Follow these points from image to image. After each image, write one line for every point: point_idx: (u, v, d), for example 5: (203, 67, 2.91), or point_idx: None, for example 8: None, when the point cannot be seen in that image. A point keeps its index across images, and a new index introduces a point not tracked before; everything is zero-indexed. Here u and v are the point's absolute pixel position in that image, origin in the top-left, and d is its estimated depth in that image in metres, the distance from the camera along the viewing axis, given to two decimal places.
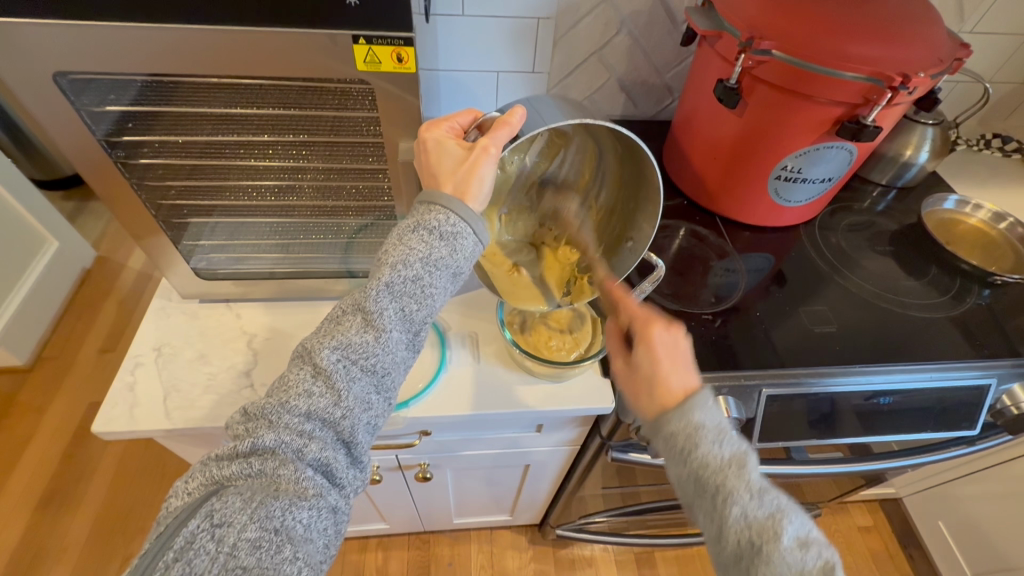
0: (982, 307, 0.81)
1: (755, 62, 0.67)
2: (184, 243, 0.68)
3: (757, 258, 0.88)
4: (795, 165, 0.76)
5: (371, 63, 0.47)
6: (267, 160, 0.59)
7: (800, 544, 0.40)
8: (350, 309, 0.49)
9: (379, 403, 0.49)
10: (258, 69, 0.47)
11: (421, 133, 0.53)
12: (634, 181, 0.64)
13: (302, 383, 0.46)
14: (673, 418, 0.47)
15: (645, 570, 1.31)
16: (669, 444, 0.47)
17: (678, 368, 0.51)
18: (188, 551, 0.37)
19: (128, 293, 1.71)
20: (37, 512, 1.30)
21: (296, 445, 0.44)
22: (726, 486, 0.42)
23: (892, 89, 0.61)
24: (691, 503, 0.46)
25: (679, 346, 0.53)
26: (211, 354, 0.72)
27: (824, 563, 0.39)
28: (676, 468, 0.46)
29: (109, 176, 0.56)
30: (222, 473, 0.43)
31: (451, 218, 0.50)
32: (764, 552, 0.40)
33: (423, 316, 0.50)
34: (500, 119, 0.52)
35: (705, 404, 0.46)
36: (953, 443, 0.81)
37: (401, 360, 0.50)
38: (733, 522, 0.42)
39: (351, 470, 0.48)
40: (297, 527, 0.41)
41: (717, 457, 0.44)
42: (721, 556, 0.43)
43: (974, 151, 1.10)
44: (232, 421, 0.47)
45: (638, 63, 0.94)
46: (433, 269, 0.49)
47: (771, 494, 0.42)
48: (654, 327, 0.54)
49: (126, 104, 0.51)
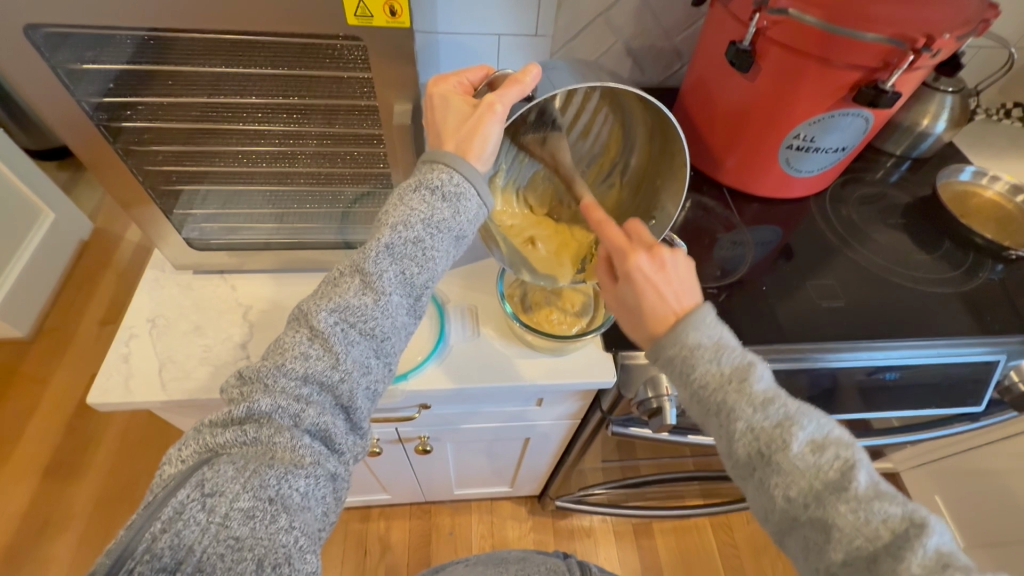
0: (994, 282, 0.79)
1: (770, 23, 0.64)
2: (176, 213, 0.66)
3: (764, 231, 0.86)
4: (808, 133, 0.73)
5: (363, 18, 0.44)
6: (257, 123, 0.56)
7: (811, 446, 0.41)
8: (347, 271, 0.47)
9: (378, 367, 0.48)
10: (246, 25, 0.44)
11: (428, 87, 0.52)
12: (663, 156, 0.62)
13: (298, 346, 0.45)
14: (667, 342, 0.47)
15: (642, 540, 1.33)
16: (671, 367, 0.47)
17: (667, 291, 0.49)
18: (177, 522, 0.36)
19: (126, 266, 1.69)
20: (43, 481, 1.32)
21: (293, 410, 0.43)
22: (728, 402, 0.43)
23: (915, 51, 0.58)
24: (701, 421, 0.47)
25: (665, 270, 0.50)
26: (207, 326, 0.71)
27: (840, 461, 0.40)
28: (681, 390, 0.47)
29: (92, 141, 0.53)
30: (216, 440, 0.42)
31: (455, 176, 0.48)
32: (773, 460, 0.41)
33: (423, 280, 0.49)
34: (511, 78, 0.50)
35: (702, 322, 0.46)
36: (957, 419, 0.80)
37: (401, 326, 0.49)
38: (742, 435, 0.43)
39: (350, 436, 0.47)
40: (294, 496, 0.40)
41: (716, 373, 0.44)
42: (736, 468, 0.45)
43: (992, 121, 1.06)
44: (227, 384, 0.46)
45: (646, 26, 0.90)
46: (435, 231, 0.47)
47: (777, 404, 0.43)
48: (637, 256, 0.51)
49: (106, 62, 0.49)
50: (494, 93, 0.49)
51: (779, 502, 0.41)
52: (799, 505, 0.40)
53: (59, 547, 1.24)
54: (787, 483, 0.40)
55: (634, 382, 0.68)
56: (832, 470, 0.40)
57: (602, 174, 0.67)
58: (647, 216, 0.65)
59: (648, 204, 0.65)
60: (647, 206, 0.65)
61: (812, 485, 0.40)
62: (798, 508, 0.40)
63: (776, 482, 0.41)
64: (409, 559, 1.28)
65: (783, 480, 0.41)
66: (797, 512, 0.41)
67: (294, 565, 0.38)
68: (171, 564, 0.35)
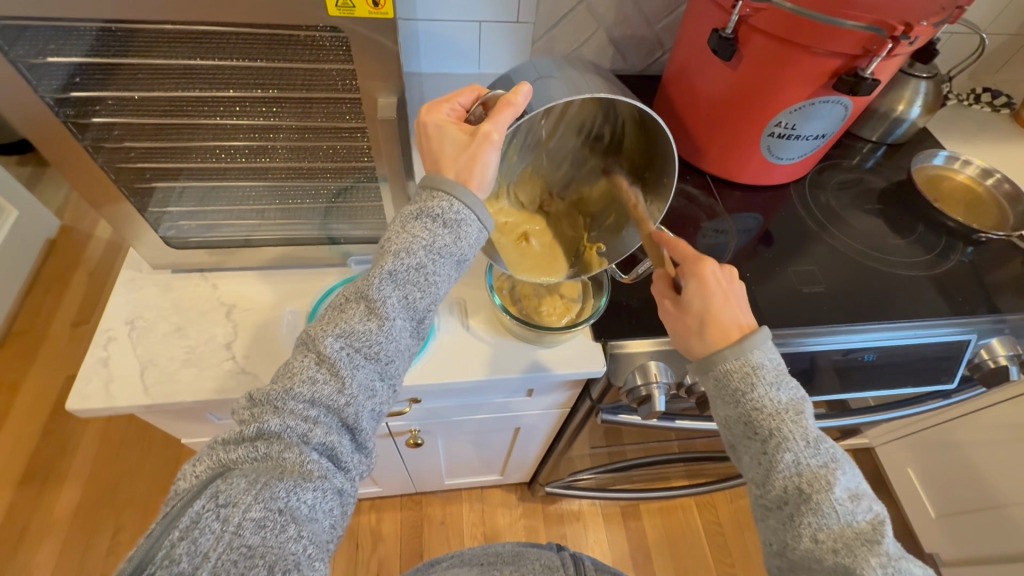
0: (965, 264, 0.82)
1: (753, 10, 0.64)
2: (151, 210, 0.64)
3: (746, 218, 0.87)
4: (789, 121, 0.74)
5: (344, 8, 0.43)
6: (235, 117, 0.54)
7: (850, 494, 0.42)
8: (353, 297, 0.47)
9: (383, 389, 0.48)
10: (228, 18, 0.43)
11: (422, 115, 0.50)
12: (650, 149, 0.61)
13: (306, 371, 0.45)
14: (727, 358, 0.48)
15: (630, 521, 1.36)
16: (722, 385, 0.48)
17: (734, 301, 0.52)
18: (194, 530, 0.36)
19: (98, 264, 1.64)
20: (21, 487, 1.29)
21: (301, 429, 0.43)
22: (781, 430, 0.44)
23: (893, 39, 0.59)
24: (737, 444, 0.48)
25: (732, 281, 0.53)
26: (189, 326, 0.69)
27: (873, 517, 0.41)
28: (724, 410, 0.48)
29: (60, 139, 0.52)
30: (228, 456, 0.42)
31: (455, 205, 0.47)
32: (812, 498, 0.42)
33: (427, 304, 0.48)
34: (502, 98, 0.48)
35: (764, 347, 0.48)
36: (931, 396, 0.83)
37: (405, 347, 0.48)
38: (784, 466, 0.43)
39: (356, 454, 0.47)
40: (302, 508, 0.40)
41: (773, 402, 0.46)
42: (763, 498, 0.45)
43: (964, 106, 1.08)
44: (238, 407, 0.46)
45: (627, 13, 0.90)
46: (437, 257, 0.47)
47: (825, 444, 0.44)
48: (711, 262, 0.53)
49: (71, 56, 0.47)
50: (488, 118, 0.48)
51: (804, 541, 0.41)
52: (825, 549, 0.40)
53: (41, 553, 1.21)
54: (820, 525, 0.41)
55: (624, 370, 0.69)
56: (865, 524, 0.41)
57: (593, 162, 0.66)
58: None
59: (638, 193, 0.65)
60: (637, 195, 0.65)
61: (844, 533, 0.40)
62: (824, 550, 0.40)
63: (808, 522, 0.41)
64: (401, 551, 1.28)
65: (816, 521, 0.41)
66: (822, 555, 0.40)
67: (302, 572, 0.38)
68: (187, 569, 0.35)
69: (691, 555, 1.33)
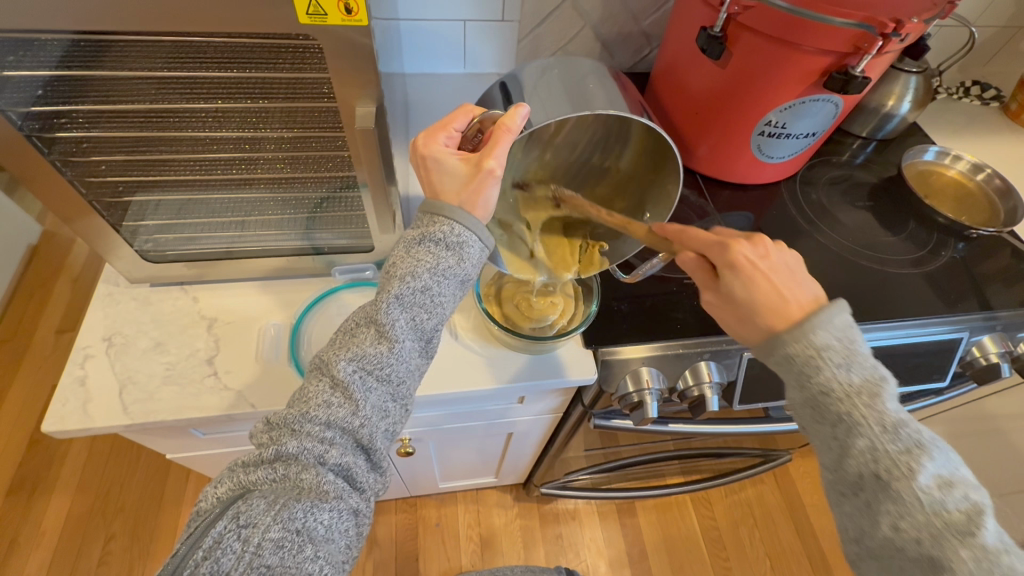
0: (957, 260, 0.82)
1: (741, 8, 0.63)
2: (126, 224, 0.62)
3: (737, 217, 0.86)
4: (779, 120, 0.73)
5: (316, 16, 0.41)
6: (213, 130, 0.52)
7: (938, 482, 0.39)
8: (363, 321, 0.46)
9: (395, 410, 0.47)
10: (191, 25, 0.42)
11: (419, 145, 0.48)
12: (660, 154, 0.59)
13: (321, 395, 0.44)
14: (788, 340, 0.46)
15: (626, 519, 1.36)
16: (784, 366, 0.47)
17: (779, 279, 0.49)
18: (216, 550, 0.36)
19: (82, 270, 1.61)
20: (8, 499, 1.27)
21: (318, 451, 0.42)
22: (853, 415, 0.42)
23: (884, 37, 0.58)
24: (808, 426, 0.47)
25: (767, 255, 0.51)
26: (169, 341, 0.67)
27: (967, 505, 0.39)
28: (792, 393, 0.47)
29: (27, 155, 0.50)
30: (247, 478, 0.41)
31: (457, 229, 0.46)
32: (891, 486, 0.40)
33: (434, 325, 0.47)
34: (497, 124, 0.46)
35: (827, 322, 0.45)
36: (924, 393, 0.83)
37: (415, 368, 0.48)
38: (858, 453, 0.42)
39: (372, 473, 0.46)
40: (318, 528, 0.40)
41: (843, 383, 0.43)
42: (841, 483, 0.44)
43: (954, 100, 1.08)
44: (256, 430, 0.46)
45: (614, 10, 0.88)
46: (442, 279, 0.46)
47: (908, 428, 0.41)
48: (736, 245, 0.51)
49: (30, 68, 0.44)
50: (486, 148, 0.47)
51: (884, 529, 0.41)
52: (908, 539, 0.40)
53: (31, 563, 1.20)
54: (901, 514, 0.40)
55: (616, 377, 0.68)
56: (957, 514, 0.38)
57: (598, 157, 0.63)
58: (641, 209, 0.65)
59: (644, 194, 0.64)
60: (643, 196, 0.65)
61: (929, 522, 0.39)
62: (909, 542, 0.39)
63: (886, 509, 0.40)
64: (396, 555, 1.28)
65: (896, 509, 0.40)
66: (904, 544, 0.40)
67: None
68: None
69: (687, 551, 1.33)
